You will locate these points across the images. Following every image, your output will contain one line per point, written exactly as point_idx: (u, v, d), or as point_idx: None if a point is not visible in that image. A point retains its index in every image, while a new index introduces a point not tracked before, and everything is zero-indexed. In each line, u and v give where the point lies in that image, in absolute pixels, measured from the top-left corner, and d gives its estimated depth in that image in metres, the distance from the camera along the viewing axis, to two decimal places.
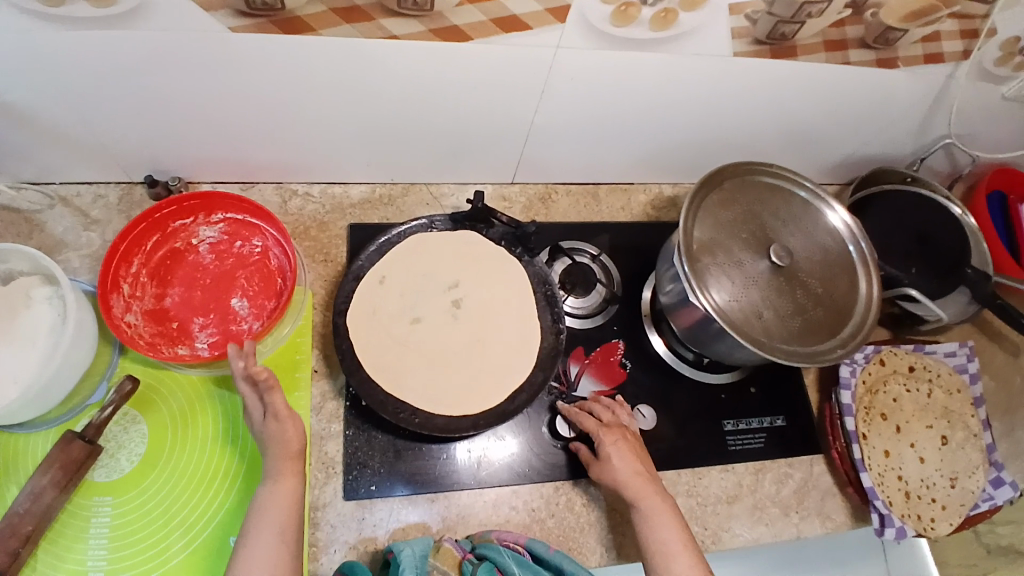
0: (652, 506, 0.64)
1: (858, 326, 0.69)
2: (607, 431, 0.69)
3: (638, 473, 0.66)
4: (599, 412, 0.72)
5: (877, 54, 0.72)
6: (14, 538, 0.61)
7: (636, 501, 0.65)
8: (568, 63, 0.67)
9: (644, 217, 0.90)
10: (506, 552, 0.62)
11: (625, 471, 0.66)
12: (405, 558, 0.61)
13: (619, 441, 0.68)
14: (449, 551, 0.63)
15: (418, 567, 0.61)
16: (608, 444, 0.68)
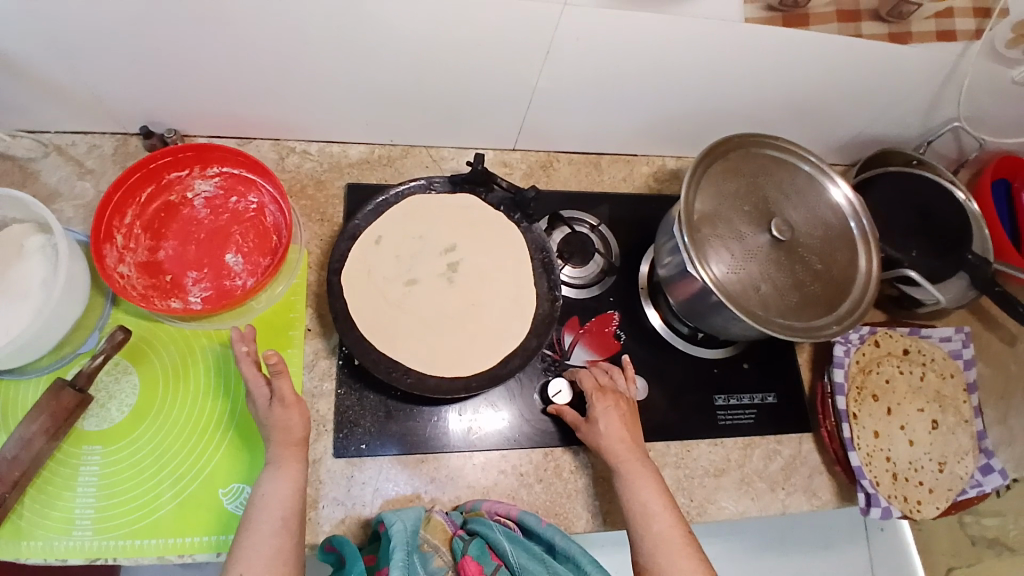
0: (635, 470, 0.66)
1: (855, 302, 0.69)
2: (599, 394, 0.70)
3: (623, 437, 0.68)
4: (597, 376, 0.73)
5: (890, 28, 0.71)
6: (1, 484, 0.62)
7: (619, 467, 0.66)
8: (574, 23, 0.65)
9: (646, 188, 0.89)
10: (497, 528, 0.63)
11: (609, 433, 0.68)
12: (395, 534, 0.59)
13: (610, 403, 0.69)
14: (439, 524, 0.64)
15: (409, 543, 0.59)
16: (599, 406, 0.69)
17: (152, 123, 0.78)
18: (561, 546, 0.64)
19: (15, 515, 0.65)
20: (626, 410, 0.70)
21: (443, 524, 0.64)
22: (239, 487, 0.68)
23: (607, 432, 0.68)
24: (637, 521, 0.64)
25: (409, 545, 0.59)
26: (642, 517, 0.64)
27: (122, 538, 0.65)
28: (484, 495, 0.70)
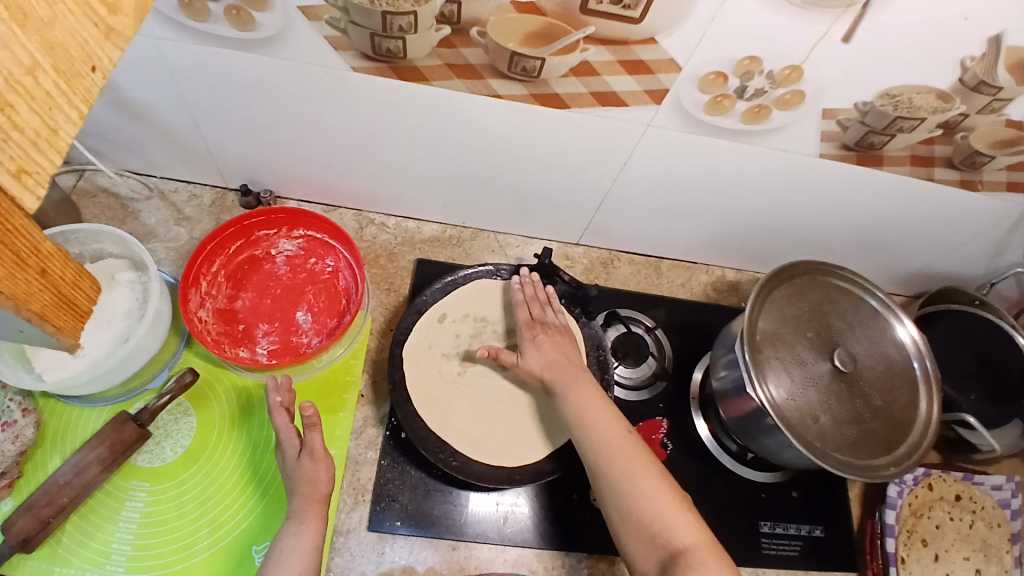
0: (602, 425, 0.61)
1: (917, 447, 0.66)
2: (527, 329, 0.71)
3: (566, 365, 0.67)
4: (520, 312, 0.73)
5: (962, 174, 0.73)
6: (48, 507, 0.64)
7: (579, 426, 0.62)
8: (655, 140, 0.69)
9: (703, 297, 0.91)
10: None
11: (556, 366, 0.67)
12: None
13: (540, 334, 0.70)
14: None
15: None
16: (528, 339, 0.70)
17: (251, 182, 0.84)
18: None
19: (54, 539, 0.67)
20: (559, 336, 0.70)
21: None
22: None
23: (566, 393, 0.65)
24: (619, 477, 0.58)
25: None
26: (609, 463, 0.59)
27: None
28: None
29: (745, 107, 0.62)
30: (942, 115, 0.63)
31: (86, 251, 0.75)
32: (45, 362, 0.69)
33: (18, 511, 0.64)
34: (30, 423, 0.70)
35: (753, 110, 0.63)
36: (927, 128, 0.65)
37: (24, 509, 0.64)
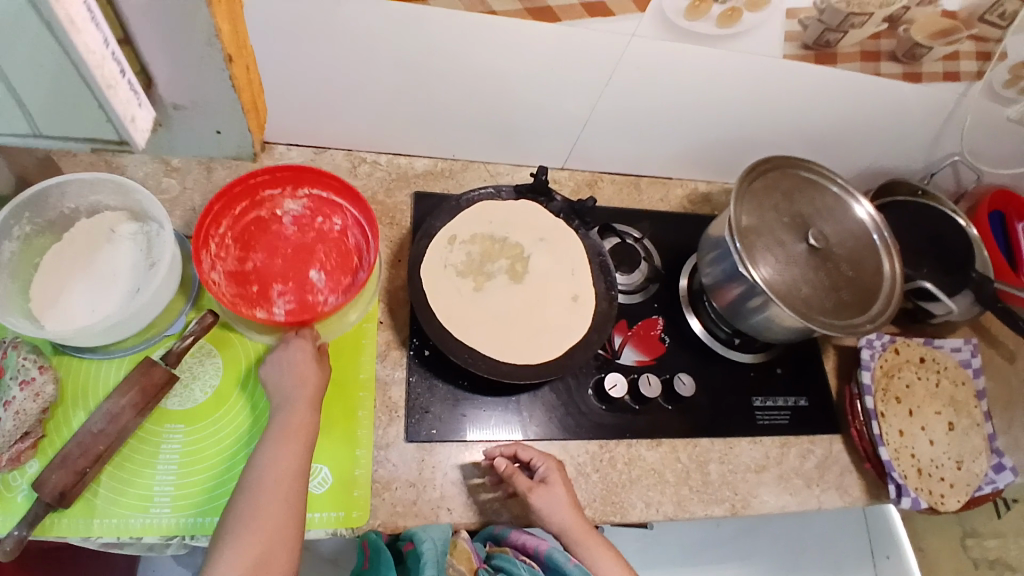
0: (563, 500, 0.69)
1: (886, 302, 0.78)
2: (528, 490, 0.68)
3: (575, 523, 0.68)
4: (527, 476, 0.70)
5: (904, 67, 0.82)
6: (85, 457, 0.63)
7: (545, 514, 0.68)
8: (637, 52, 0.74)
9: (681, 208, 0.97)
10: (521, 566, 0.69)
11: (562, 524, 0.68)
12: (427, 551, 0.63)
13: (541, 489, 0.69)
14: (464, 551, 0.67)
15: (439, 562, 0.63)
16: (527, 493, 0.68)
17: None
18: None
19: (90, 491, 0.65)
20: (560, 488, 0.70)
21: (467, 552, 0.67)
22: (319, 468, 0.69)
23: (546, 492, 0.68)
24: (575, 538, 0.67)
25: (437, 565, 0.62)
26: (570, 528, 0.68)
27: (200, 516, 0.66)
28: None
29: (720, 10, 0.70)
30: (888, 9, 0.74)
31: (82, 206, 0.74)
32: (54, 319, 0.68)
33: (52, 466, 0.62)
34: (50, 380, 0.67)
35: (727, 13, 0.70)
36: (875, 23, 0.75)
37: (59, 462, 0.62)
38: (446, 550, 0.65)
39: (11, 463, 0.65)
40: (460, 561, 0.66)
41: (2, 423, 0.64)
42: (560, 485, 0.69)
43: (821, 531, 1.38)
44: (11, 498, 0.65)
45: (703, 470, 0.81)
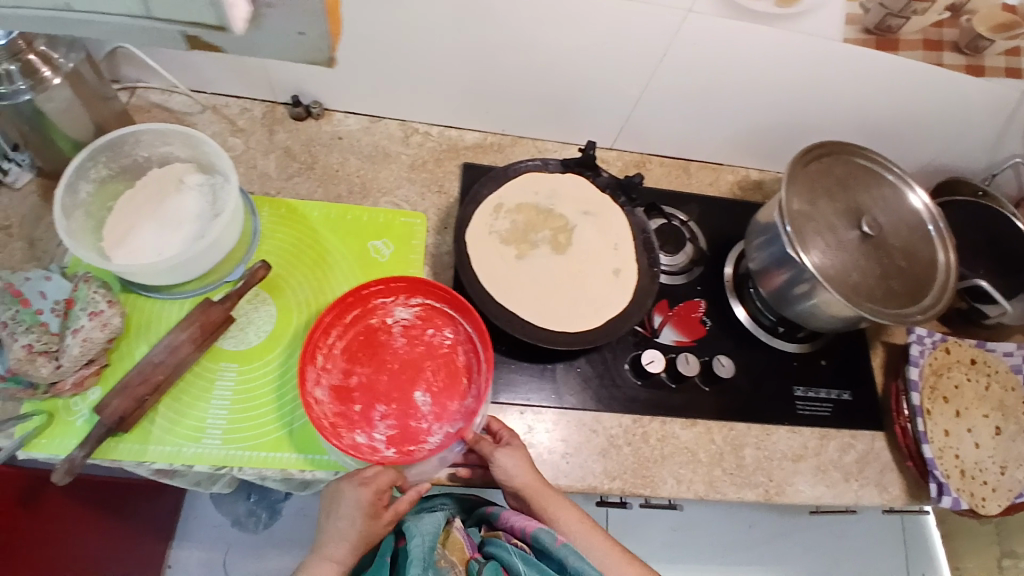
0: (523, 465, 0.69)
1: (939, 294, 0.76)
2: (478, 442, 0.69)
3: (533, 481, 0.69)
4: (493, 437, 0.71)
5: (966, 59, 0.81)
6: (145, 385, 0.67)
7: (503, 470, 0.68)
8: (693, 29, 0.75)
9: (731, 194, 0.97)
10: (513, 551, 0.67)
11: (524, 483, 0.69)
12: (414, 549, 0.65)
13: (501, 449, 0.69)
14: (457, 541, 0.70)
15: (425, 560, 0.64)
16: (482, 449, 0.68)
17: (301, 94, 0.87)
18: (576, 567, 0.65)
19: (147, 419, 0.70)
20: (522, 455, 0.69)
21: (460, 543, 0.70)
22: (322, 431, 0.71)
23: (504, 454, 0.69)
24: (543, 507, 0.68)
25: (424, 561, 0.64)
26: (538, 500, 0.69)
27: (246, 450, 0.69)
28: (577, 449, 0.76)
29: None
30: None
31: (154, 155, 0.78)
32: (124, 258, 0.73)
33: (114, 391, 0.66)
34: (116, 314, 0.72)
35: None
36: (938, 11, 0.75)
37: (121, 389, 0.66)
38: (434, 545, 0.66)
39: (75, 387, 0.70)
40: (450, 550, 0.69)
41: (70, 349, 0.69)
42: (518, 450, 0.70)
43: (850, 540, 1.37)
44: (71, 421, 0.70)
45: (738, 454, 0.80)
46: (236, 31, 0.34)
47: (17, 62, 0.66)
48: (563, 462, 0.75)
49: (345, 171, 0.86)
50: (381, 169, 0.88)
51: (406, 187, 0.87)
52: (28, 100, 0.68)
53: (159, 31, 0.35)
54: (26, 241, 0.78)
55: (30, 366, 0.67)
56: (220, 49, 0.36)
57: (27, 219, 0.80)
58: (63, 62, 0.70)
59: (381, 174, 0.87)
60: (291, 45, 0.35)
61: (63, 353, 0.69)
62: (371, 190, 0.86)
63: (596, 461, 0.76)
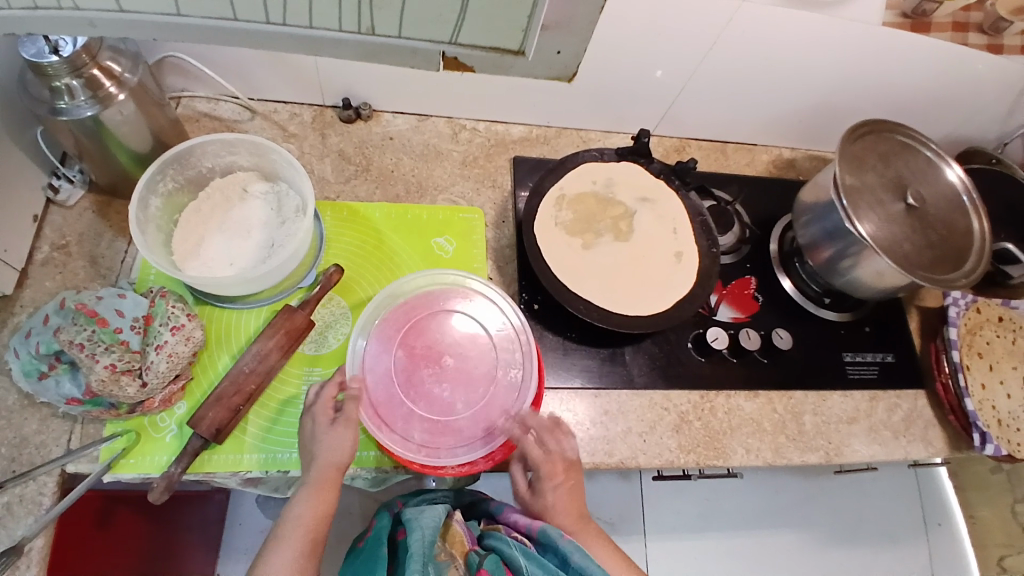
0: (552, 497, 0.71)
1: (979, 258, 0.81)
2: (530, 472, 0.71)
3: (573, 520, 0.71)
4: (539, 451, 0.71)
5: (988, 39, 0.87)
6: (238, 396, 0.68)
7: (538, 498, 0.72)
8: (745, 19, 0.78)
9: (767, 172, 1.02)
10: (514, 545, 0.68)
11: (562, 523, 0.71)
12: (414, 544, 0.66)
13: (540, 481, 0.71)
14: (457, 535, 0.71)
15: (425, 554, 0.65)
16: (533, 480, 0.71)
17: (351, 97, 0.88)
18: (579, 564, 0.65)
19: (239, 430, 0.70)
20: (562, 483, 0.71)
21: (460, 536, 0.70)
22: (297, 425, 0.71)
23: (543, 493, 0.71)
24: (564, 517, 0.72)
25: (423, 556, 0.65)
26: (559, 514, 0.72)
27: None
28: (652, 427, 0.79)
29: None
30: None
31: (217, 165, 0.78)
32: (198, 269, 0.73)
33: (207, 404, 0.66)
34: (196, 327, 0.72)
35: None
36: None
37: (214, 401, 0.67)
38: (435, 538, 0.67)
39: (163, 404, 0.70)
40: (450, 544, 0.69)
41: (155, 366, 0.68)
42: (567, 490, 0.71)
43: (876, 499, 1.42)
44: (160, 438, 0.70)
45: (798, 421, 0.84)
46: (530, 58, 0.38)
47: (81, 77, 0.64)
48: (640, 441, 0.78)
49: (400, 171, 0.88)
50: (435, 167, 0.89)
51: (461, 184, 0.89)
52: (90, 116, 0.67)
53: (427, 53, 0.39)
54: (86, 258, 0.77)
55: (115, 387, 0.65)
56: (471, 68, 0.40)
57: (87, 236, 0.78)
58: (126, 77, 0.68)
59: (435, 172, 0.89)
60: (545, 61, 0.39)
61: (147, 370, 0.67)
62: (428, 188, 0.87)
63: (670, 437, 0.79)
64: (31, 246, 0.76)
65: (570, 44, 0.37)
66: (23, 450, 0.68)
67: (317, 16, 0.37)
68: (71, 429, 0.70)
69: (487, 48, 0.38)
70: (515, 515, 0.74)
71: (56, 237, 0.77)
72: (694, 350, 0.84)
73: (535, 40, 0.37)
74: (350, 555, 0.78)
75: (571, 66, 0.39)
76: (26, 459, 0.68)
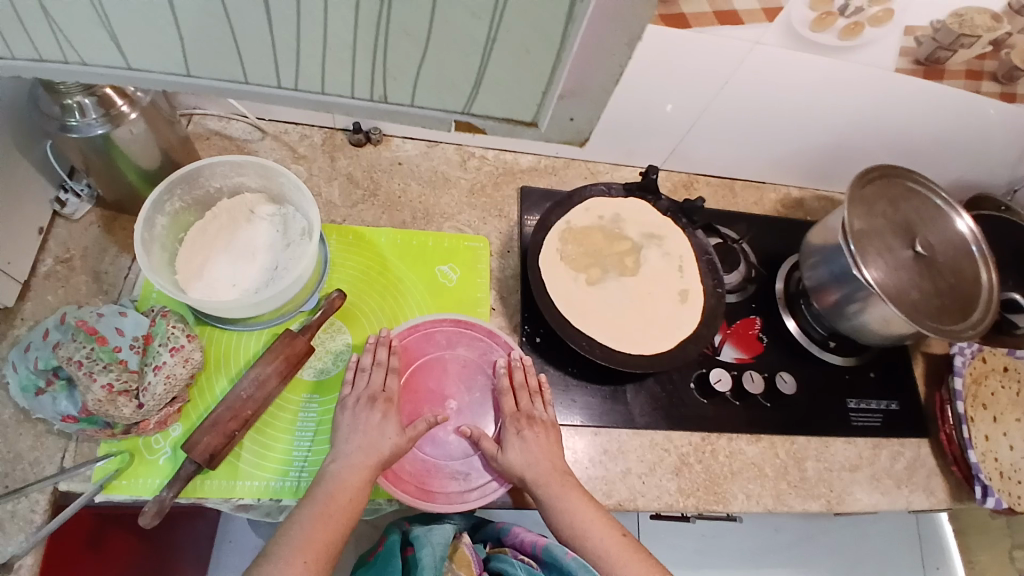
0: (527, 454, 0.69)
1: (986, 309, 0.80)
2: (513, 422, 0.70)
3: (548, 476, 0.68)
4: (519, 398, 0.72)
5: (1002, 87, 0.86)
6: (234, 421, 0.67)
7: (530, 478, 0.67)
8: (757, 60, 0.78)
9: (775, 212, 1.01)
10: (519, 566, 0.75)
11: (535, 475, 0.67)
12: (425, 558, 0.69)
13: (526, 430, 0.70)
14: (465, 557, 0.72)
15: (436, 568, 0.69)
16: (513, 433, 0.70)
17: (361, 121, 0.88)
18: None
19: (234, 455, 0.69)
20: (544, 434, 0.71)
21: (468, 558, 0.72)
22: (289, 457, 0.70)
23: (516, 456, 0.68)
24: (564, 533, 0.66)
25: (436, 569, 0.68)
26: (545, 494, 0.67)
27: None
28: (651, 468, 0.78)
29: (844, 23, 0.74)
30: (994, 33, 0.76)
31: (226, 186, 0.79)
32: (200, 290, 0.72)
33: (203, 428, 0.66)
34: (196, 348, 0.72)
35: (850, 26, 0.74)
36: (982, 45, 0.78)
37: (210, 426, 0.66)
38: (446, 554, 0.71)
39: (159, 426, 0.69)
40: (459, 565, 0.71)
41: (153, 387, 0.67)
42: (535, 437, 0.70)
43: (874, 542, 1.39)
44: (154, 460, 0.69)
45: (800, 467, 0.82)
46: (543, 128, 0.41)
47: (92, 96, 0.64)
48: (639, 482, 0.76)
49: (408, 197, 0.88)
50: (442, 194, 0.89)
51: (467, 212, 0.89)
52: (101, 134, 0.67)
53: (442, 118, 0.42)
54: (90, 273, 0.77)
55: (111, 407, 0.65)
56: (484, 132, 0.43)
57: (92, 251, 0.78)
58: (139, 96, 0.68)
59: (442, 200, 0.88)
60: (561, 127, 0.41)
61: (143, 392, 0.67)
62: (434, 215, 0.87)
63: (670, 479, 0.78)
64: (36, 259, 0.75)
65: (583, 112, 0.39)
66: (16, 465, 0.67)
67: (329, 83, 0.40)
68: (65, 447, 0.69)
69: (501, 119, 0.41)
70: (522, 536, 0.79)
71: (61, 251, 0.77)
72: (697, 391, 0.83)
73: (549, 112, 0.40)
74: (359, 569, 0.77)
75: (584, 131, 0.41)
76: (19, 475, 0.67)
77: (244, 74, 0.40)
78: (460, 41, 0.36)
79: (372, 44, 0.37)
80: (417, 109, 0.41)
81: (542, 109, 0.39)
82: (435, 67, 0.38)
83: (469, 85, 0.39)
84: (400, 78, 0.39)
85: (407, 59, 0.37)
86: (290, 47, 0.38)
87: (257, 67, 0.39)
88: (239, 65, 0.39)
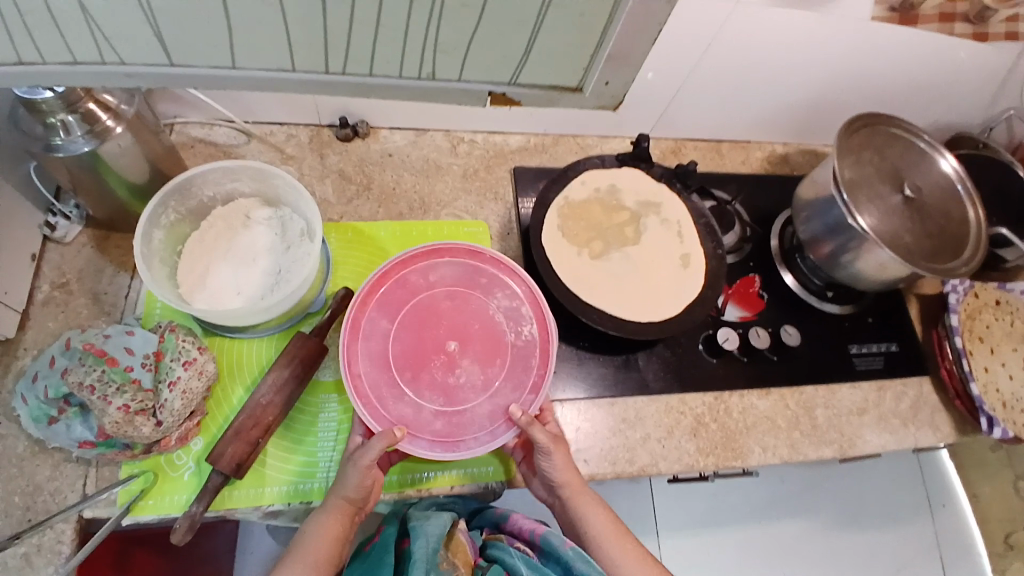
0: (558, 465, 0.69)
1: (975, 247, 0.83)
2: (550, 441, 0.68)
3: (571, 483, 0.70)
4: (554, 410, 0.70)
5: (975, 28, 0.88)
6: (257, 428, 0.67)
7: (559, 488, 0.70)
8: (738, 22, 0.79)
9: (763, 169, 1.03)
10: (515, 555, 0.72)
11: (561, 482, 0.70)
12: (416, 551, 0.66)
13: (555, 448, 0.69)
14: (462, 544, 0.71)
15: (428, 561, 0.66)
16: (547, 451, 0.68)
17: (346, 115, 0.87)
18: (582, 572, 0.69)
19: (259, 463, 0.69)
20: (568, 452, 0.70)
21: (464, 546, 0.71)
22: (314, 459, 0.70)
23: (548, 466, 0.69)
24: None
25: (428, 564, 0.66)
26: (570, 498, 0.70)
27: None
28: (669, 432, 0.79)
29: None
30: None
31: (219, 193, 0.77)
32: (205, 301, 0.71)
33: (226, 439, 0.65)
34: (208, 359, 0.71)
35: None
36: None
37: (233, 436, 0.66)
38: (440, 546, 0.67)
39: (180, 441, 0.69)
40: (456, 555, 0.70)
41: (170, 403, 0.67)
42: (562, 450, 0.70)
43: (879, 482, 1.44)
44: (178, 476, 0.69)
45: (811, 415, 0.85)
46: (586, 92, 0.61)
47: (75, 113, 0.63)
48: (659, 446, 0.78)
49: (402, 188, 0.87)
50: (436, 182, 0.89)
51: (463, 198, 0.88)
52: (88, 151, 0.65)
53: (479, 93, 0.60)
54: (89, 296, 0.75)
55: (130, 427, 0.64)
56: (519, 102, 0.61)
57: (87, 272, 0.76)
58: (122, 109, 0.67)
59: (437, 187, 0.88)
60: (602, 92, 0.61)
61: (161, 409, 0.66)
62: (430, 204, 0.87)
63: (688, 440, 0.79)
64: (31, 286, 0.74)
65: (618, 77, 0.59)
66: (38, 497, 0.66)
67: (376, 66, 0.55)
68: (86, 473, 0.68)
69: (546, 87, 0.60)
70: (520, 524, 0.77)
71: (56, 276, 0.75)
72: (706, 352, 0.85)
73: (591, 80, 0.59)
74: (354, 559, 0.74)
75: (616, 95, 0.62)
76: (42, 506, 0.66)
77: (327, 64, 0.54)
78: (520, 22, 0.51)
79: (425, 24, 0.51)
80: (464, 84, 0.58)
81: (586, 76, 0.59)
82: (482, 51, 0.54)
83: (516, 59, 0.56)
84: (455, 48, 0.54)
85: (458, 32, 0.52)
86: (349, 32, 0.51)
87: (312, 56, 0.53)
88: (325, 55, 0.53)
